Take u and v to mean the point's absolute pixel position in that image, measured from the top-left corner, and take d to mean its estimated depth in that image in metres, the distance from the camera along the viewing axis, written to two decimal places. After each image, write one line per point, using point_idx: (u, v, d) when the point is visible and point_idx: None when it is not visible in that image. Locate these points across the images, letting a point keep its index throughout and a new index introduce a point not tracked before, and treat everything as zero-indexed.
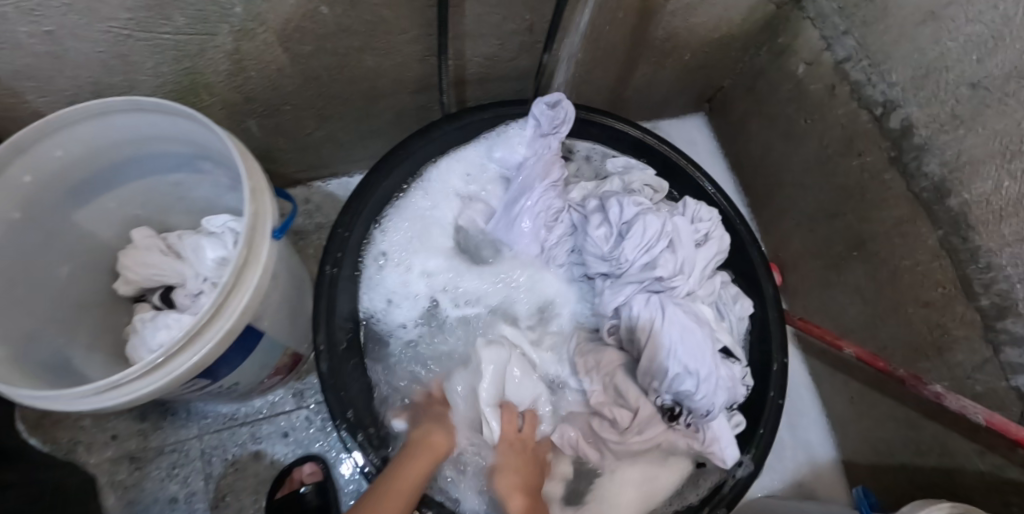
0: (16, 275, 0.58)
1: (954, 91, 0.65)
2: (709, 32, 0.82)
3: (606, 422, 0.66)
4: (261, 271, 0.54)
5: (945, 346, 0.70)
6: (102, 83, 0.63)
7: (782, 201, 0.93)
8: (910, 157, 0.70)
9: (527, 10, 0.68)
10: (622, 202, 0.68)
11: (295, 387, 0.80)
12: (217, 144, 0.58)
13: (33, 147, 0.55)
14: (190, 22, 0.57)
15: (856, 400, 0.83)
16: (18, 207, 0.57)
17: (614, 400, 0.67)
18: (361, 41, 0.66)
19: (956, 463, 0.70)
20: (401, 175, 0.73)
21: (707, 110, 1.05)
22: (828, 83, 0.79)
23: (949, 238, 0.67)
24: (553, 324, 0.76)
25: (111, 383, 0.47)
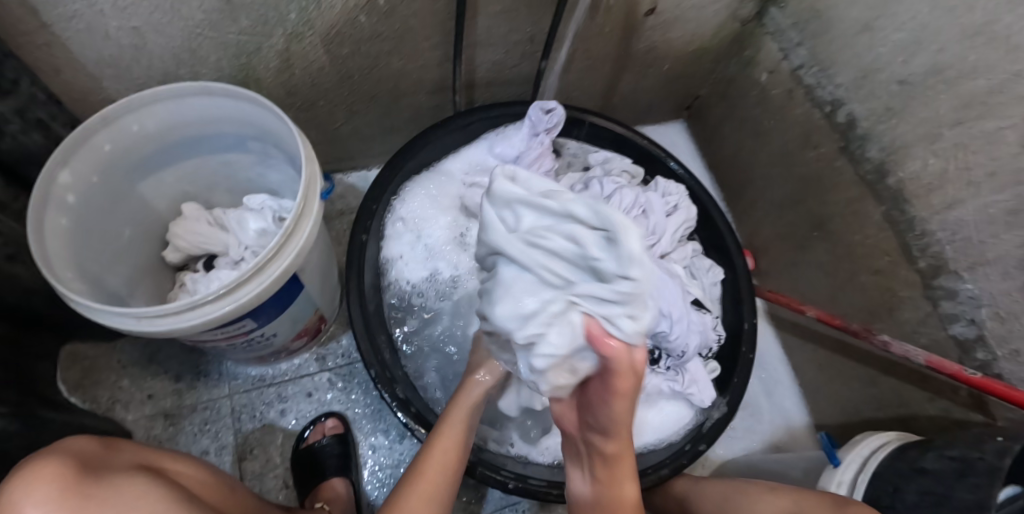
0: (91, 231, 0.68)
1: (886, 88, 0.77)
2: (684, 45, 0.95)
3: None
4: (312, 224, 0.65)
5: (894, 307, 0.81)
6: (170, 74, 0.74)
7: (753, 194, 1.05)
8: (856, 145, 0.83)
9: (530, 22, 0.80)
10: (603, 181, 0.80)
11: (318, 352, 0.88)
12: (270, 124, 0.69)
13: (118, 121, 0.65)
14: (252, 24, 0.68)
15: (822, 366, 0.93)
16: (97, 172, 0.67)
17: None
18: (389, 46, 0.78)
19: (910, 411, 0.78)
20: (420, 160, 0.84)
21: (686, 117, 1.18)
22: (787, 88, 0.92)
23: (891, 212, 0.79)
24: None
25: (190, 305, 0.57)
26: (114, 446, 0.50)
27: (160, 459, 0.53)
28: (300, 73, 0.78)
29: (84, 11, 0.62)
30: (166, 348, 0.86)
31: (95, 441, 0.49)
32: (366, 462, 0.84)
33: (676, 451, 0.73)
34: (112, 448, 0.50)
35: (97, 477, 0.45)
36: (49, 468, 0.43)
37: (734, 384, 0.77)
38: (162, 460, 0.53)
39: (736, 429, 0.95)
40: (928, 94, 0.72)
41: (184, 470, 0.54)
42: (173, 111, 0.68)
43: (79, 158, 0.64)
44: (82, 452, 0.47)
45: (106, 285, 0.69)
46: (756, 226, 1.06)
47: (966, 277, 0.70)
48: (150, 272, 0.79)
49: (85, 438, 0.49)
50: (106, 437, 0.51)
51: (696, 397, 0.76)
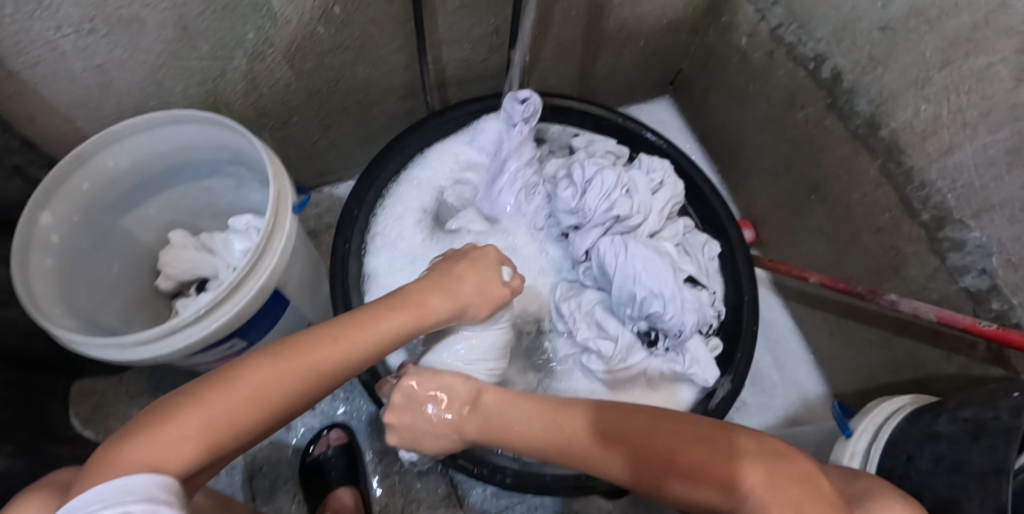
0: (79, 266, 0.70)
1: (868, 36, 0.73)
2: (658, 19, 0.92)
3: (594, 355, 0.74)
4: (286, 237, 0.64)
5: (901, 265, 0.77)
6: (141, 108, 0.75)
7: (746, 164, 1.02)
8: (844, 101, 0.79)
9: (491, 14, 0.79)
10: (584, 164, 0.77)
11: None
12: (239, 143, 0.69)
13: (92, 157, 0.66)
14: (212, 49, 0.69)
15: (833, 333, 0.89)
16: (77, 211, 0.68)
17: (597, 334, 0.74)
18: (352, 55, 0.77)
19: (927, 373, 0.75)
20: (398, 164, 0.83)
21: (672, 92, 1.14)
22: (767, 50, 0.88)
23: (887, 166, 0.75)
24: (533, 283, 0.82)
25: (169, 329, 0.58)
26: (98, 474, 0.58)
27: None
28: (268, 92, 0.78)
29: (46, 56, 0.63)
30: (171, 376, 0.88)
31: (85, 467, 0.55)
32: (374, 471, 0.83)
33: None
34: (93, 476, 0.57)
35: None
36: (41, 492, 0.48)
37: (738, 360, 0.74)
38: None
39: (750, 405, 0.92)
40: (911, 37, 0.68)
41: None
42: (146, 142, 0.70)
43: (58, 200, 0.65)
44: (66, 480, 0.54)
45: (100, 319, 0.71)
46: (752, 196, 1.03)
47: (972, 226, 0.66)
48: (146, 302, 0.80)
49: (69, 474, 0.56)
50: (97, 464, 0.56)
51: (698, 376, 0.73)
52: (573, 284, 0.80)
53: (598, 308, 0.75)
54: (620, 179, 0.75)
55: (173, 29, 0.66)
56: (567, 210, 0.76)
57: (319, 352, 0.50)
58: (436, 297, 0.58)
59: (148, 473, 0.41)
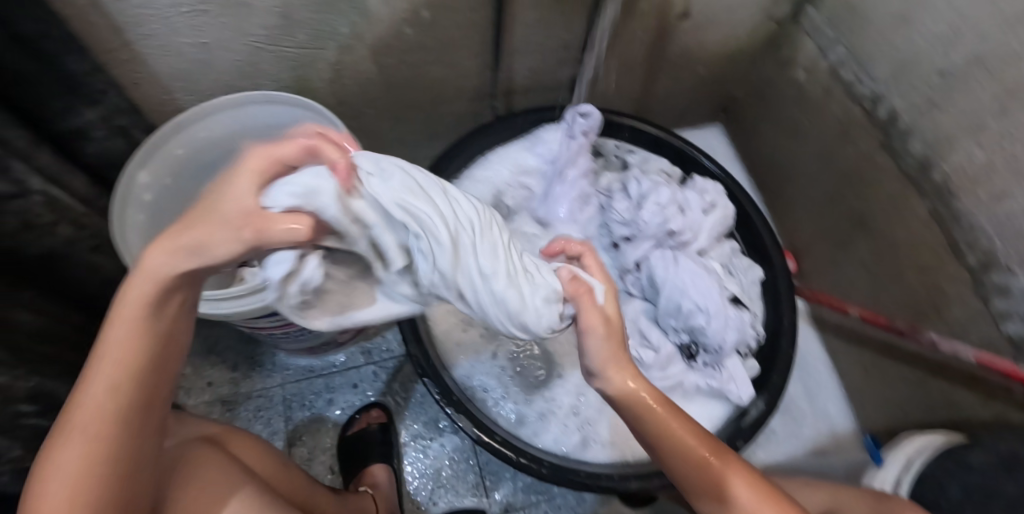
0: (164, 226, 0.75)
1: (927, 80, 0.76)
2: (719, 47, 0.96)
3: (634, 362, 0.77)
4: None
5: (942, 305, 0.78)
6: (234, 86, 0.81)
7: (793, 195, 1.04)
8: (897, 141, 0.81)
9: (563, 29, 0.83)
10: (640, 179, 0.81)
11: (364, 346, 0.90)
12: (321, 127, 0.75)
13: (188, 126, 0.72)
14: (308, 39, 0.75)
15: (868, 369, 0.90)
16: (169, 174, 0.74)
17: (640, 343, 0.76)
18: (431, 56, 0.83)
19: (962, 415, 0.75)
20: (463, 163, 0.88)
21: (724, 120, 1.17)
22: (825, 86, 0.91)
23: (936, 207, 0.77)
24: None
25: (248, 291, 0.62)
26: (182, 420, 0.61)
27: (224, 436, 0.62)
28: (350, 83, 0.83)
29: (160, 31, 0.69)
30: (224, 339, 0.91)
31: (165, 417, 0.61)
32: (409, 450, 0.86)
33: None
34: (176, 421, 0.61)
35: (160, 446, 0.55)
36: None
37: (773, 381, 0.76)
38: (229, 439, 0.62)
39: (779, 432, 0.93)
40: (969, 84, 0.71)
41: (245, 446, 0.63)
42: (236, 118, 0.75)
43: (154, 161, 0.71)
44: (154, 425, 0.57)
45: None
46: (797, 227, 1.05)
47: (1016, 272, 0.67)
48: None
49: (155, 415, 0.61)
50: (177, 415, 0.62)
51: (733, 393, 0.74)
52: (619, 293, 0.83)
53: (639, 316, 0.78)
54: (674, 197, 0.79)
55: (276, 17, 0.71)
56: (619, 220, 0.80)
57: (112, 346, 0.42)
58: (162, 265, 0.41)
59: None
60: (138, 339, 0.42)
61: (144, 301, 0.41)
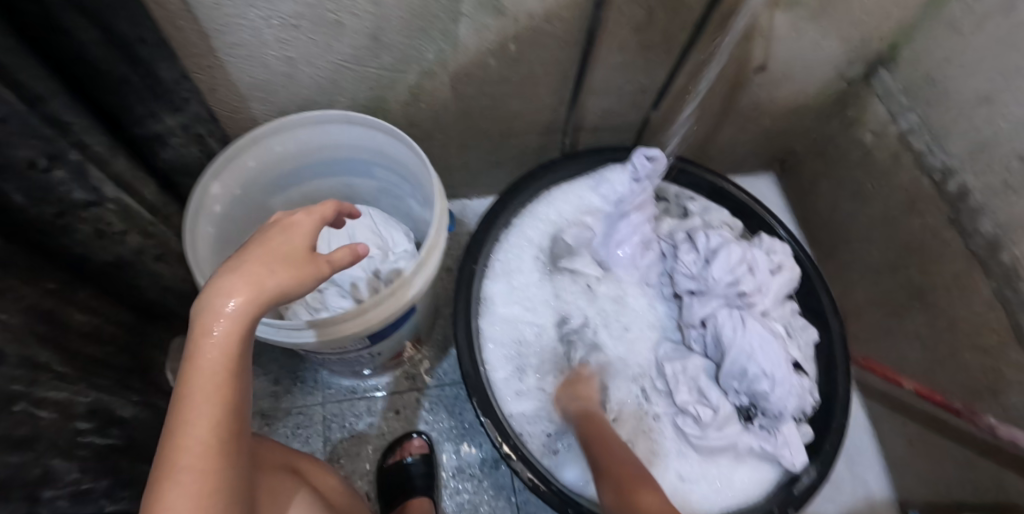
0: (227, 238, 0.73)
1: (1006, 162, 0.76)
2: (789, 102, 0.96)
3: (689, 419, 0.76)
4: (440, 254, 0.66)
5: (1000, 389, 0.77)
6: (310, 100, 0.80)
7: (848, 255, 1.04)
8: (967, 218, 0.81)
9: (643, 73, 0.82)
10: (709, 233, 0.80)
11: (410, 372, 0.90)
12: (398, 154, 0.74)
13: (265, 140, 0.71)
14: (392, 62, 0.74)
15: (912, 441, 0.90)
16: (239, 186, 0.72)
17: (698, 400, 0.76)
18: (510, 88, 0.82)
19: (1010, 500, 0.75)
20: (528, 197, 0.86)
21: (779, 170, 1.17)
22: (893, 152, 0.91)
23: (1002, 290, 0.76)
24: (636, 334, 0.84)
25: (327, 321, 0.61)
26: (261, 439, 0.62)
27: (300, 463, 0.64)
28: (425, 107, 0.82)
29: (248, 41, 0.68)
30: (268, 352, 0.90)
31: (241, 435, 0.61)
32: (447, 483, 0.84)
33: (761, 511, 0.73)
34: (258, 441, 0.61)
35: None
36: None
37: (825, 451, 0.75)
38: (301, 463, 0.63)
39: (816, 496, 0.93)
40: None
41: (317, 475, 0.64)
42: (312, 136, 0.74)
43: (227, 173, 0.70)
44: None
45: None
46: (848, 288, 1.05)
47: None
48: None
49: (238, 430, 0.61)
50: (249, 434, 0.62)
51: (789, 460, 0.74)
52: (678, 346, 0.82)
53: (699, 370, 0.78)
54: (746, 253, 0.78)
55: (366, 39, 0.70)
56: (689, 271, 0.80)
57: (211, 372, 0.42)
58: (234, 299, 0.43)
59: None
60: (228, 367, 0.42)
61: (226, 335, 0.42)
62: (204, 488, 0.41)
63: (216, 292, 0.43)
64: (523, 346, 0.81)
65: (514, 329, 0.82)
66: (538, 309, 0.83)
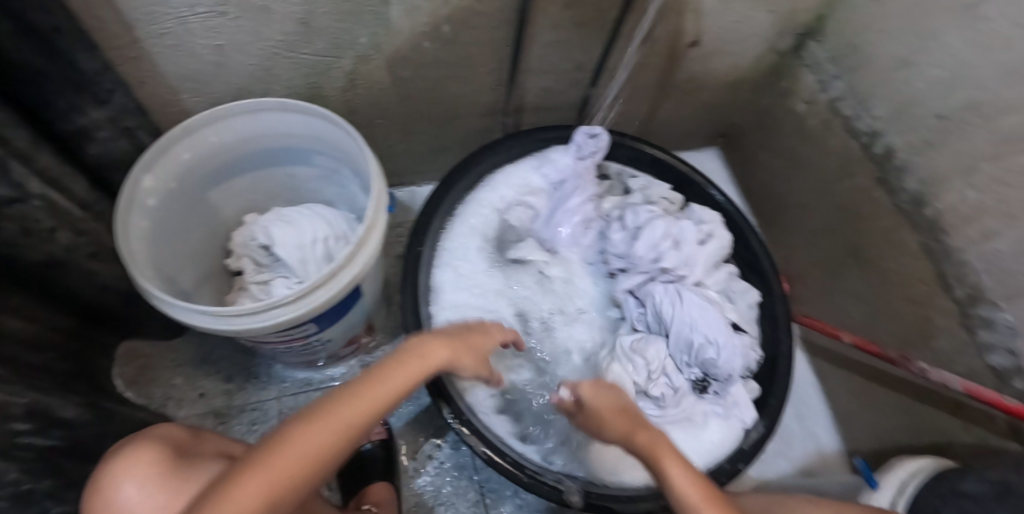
0: (166, 234, 0.72)
1: (925, 122, 0.80)
2: (724, 76, 0.99)
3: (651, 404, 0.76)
4: (380, 235, 0.67)
5: (930, 335, 0.82)
6: (244, 90, 0.79)
7: (789, 221, 1.08)
8: (893, 176, 0.85)
9: (579, 51, 0.84)
10: (637, 210, 0.83)
11: (365, 360, 0.90)
12: (335, 140, 0.73)
13: (198, 130, 0.70)
14: (325, 47, 0.74)
15: (856, 393, 0.94)
16: (174, 179, 0.71)
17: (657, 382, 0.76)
18: (448, 70, 0.82)
19: (946, 439, 0.79)
20: (471, 180, 0.87)
21: (721, 144, 1.20)
22: (824, 119, 0.95)
23: (927, 242, 0.81)
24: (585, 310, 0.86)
25: (268, 307, 0.61)
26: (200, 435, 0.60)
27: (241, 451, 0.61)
28: (363, 93, 0.82)
29: (174, 30, 0.67)
30: (220, 349, 0.90)
31: (185, 431, 0.58)
32: (409, 468, 0.84)
33: (715, 468, 0.75)
34: (197, 436, 0.59)
35: (183, 459, 0.53)
36: (146, 452, 0.52)
37: (772, 406, 0.78)
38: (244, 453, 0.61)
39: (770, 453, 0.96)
40: (966, 129, 0.75)
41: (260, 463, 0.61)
42: (247, 126, 0.73)
43: (159, 166, 0.68)
44: (175, 439, 0.56)
45: (176, 285, 0.74)
46: (790, 253, 1.09)
47: (1003, 307, 0.72)
48: (212, 277, 0.82)
49: (177, 427, 0.58)
50: (195, 430, 0.60)
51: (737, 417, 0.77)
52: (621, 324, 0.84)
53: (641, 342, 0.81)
54: (674, 225, 0.82)
55: (296, 24, 0.70)
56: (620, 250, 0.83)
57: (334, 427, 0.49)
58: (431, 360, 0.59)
59: None
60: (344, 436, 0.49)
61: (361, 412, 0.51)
62: (278, 487, 0.45)
63: (446, 353, 0.61)
64: (475, 328, 0.82)
65: (462, 312, 0.81)
66: (487, 290, 0.84)
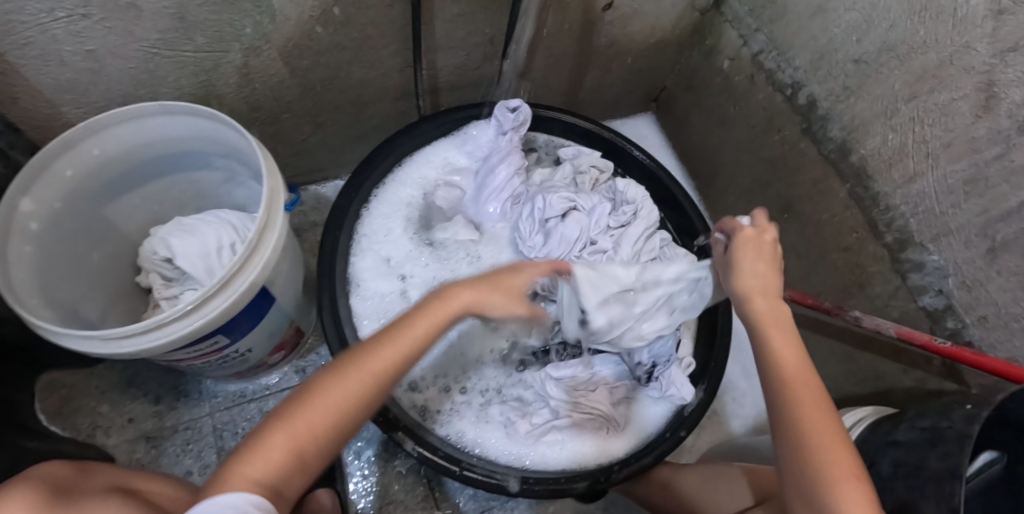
0: (60, 258, 0.68)
1: (842, 67, 0.78)
2: (646, 38, 0.96)
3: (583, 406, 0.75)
4: (278, 235, 0.64)
5: (865, 282, 0.82)
6: (130, 96, 0.74)
7: (723, 182, 1.07)
8: (818, 126, 0.84)
9: (487, 24, 0.81)
10: (547, 199, 0.79)
11: (298, 365, 0.87)
12: (229, 140, 0.70)
13: (78, 143, 0.65)
14: (209, 41, 0.69)
15: (802, 346, 0.94)
16: (62, 198, 0.67)
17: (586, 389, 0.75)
18: (350, 55, 0.79)
19: (888, 386, 0.80)
20: (390, 164, 0.84)
21: (654, 109, 1.18)
22: (748, 74, 0.93)
23: (855, 190, 0.80)
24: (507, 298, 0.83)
25: (156, 324, 0.56)
26: (87, 469, 0.55)
27: (137, 482, 0.56)
28: (261, 87, 0.78)
29: (36, 39, 0.62)
30: (145, 371, 0.86)
31: (67, 466, 0.53)
32: (354, 470, 0.83)
33: (657, 439, 0.73)
34: (82, 471, 0.54)
35: (63, 501, 0.48)
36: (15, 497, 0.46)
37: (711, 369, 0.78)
38: (140, 483, 0.56)
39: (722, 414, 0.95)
40: (882, 71, 0.73)
41: (161, 490, 0.57)
42: (133, 133, 0.69)
43: (40, 185, 0.64)
44: (56, 477, 0.51)
45: (79, 309, 0.69)
46: (727, 213, 1.08)
47: (931, 249, 0.72)
48: (123, 297, 0.78)
49: (57, 464, 0.53)
50: (79, 464, 0.55)
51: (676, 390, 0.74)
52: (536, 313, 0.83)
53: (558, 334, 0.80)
54: (583, 219, 0.79)
55: (171, 19, 0.65)
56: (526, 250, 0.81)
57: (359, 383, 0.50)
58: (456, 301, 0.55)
59: (250, 490, 0.44)
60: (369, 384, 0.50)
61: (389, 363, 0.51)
62: (306, 436, 0.48)
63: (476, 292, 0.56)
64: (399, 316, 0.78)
65: (387, 302, 0.79)
66: (412, 277, 0.81)
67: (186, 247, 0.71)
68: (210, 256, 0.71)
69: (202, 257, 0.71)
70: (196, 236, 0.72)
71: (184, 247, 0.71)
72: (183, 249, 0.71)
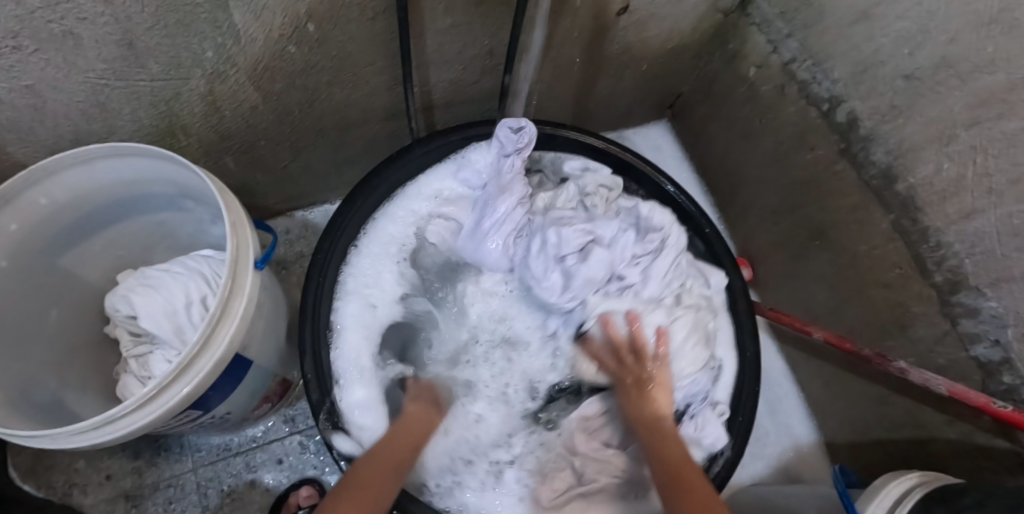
0: (10, 322, 0.60)
1: (890, 83, 0.68)
2: (663, 43, 0.86)
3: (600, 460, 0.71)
4: (246, 299, 0.57)
5: (907, 324, 0.73)
6: (83, 131, 0.65)
7: (744, 200, 0.98)
8: (858, 148, 0.74)
9: (484, 35, 0.71)
10: (563, 233, 0.70)
11: (286, 414, 0.81)
12: (194, 184, 0.62)
13: (19, 196, 0.57)
14: (164, 69, 0.60)
15: (830, 383, 0.87)
16: (7, 255, 0.59)
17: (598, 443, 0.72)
18: (330, 75, 0.69)
19: (928, 433, 0.72)
20: (380, 197, 0.75)
21: (669, 116, 1.09)
22: (777, 84, 0.83)
23: (900, 221, 0.71)
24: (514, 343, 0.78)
25: (105, 419, 0.49)
26: None
27: None
28: (231, 115, 0.69)
29: None
30: None
31: None
32: None
33: None
34: None
35: None
36: None
37: (738, 424, 0.70)
38: None
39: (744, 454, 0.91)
40: (939, 90, 0.63)
41: None
42: (85, 179, 0.60)
43: None
44: None
45: (38, 375, 0.62)
46: (750, 233, 0.99)
47: (989, 294, 0.63)
48: (90, 352, 0.71)
49: None
50: None
51: (705, 440, 0.68)
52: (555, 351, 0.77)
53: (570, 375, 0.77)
54: (605, 255, 0.71)
55: (117, 47, 0.56)
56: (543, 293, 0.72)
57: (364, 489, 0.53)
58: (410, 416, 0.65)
59: None
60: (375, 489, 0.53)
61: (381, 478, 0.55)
62: None
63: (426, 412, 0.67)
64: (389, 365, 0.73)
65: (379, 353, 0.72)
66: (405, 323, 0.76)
67: (149, 305, 0.64)
68: (178, 314, 0.63)
69: (167, 316, 0.63)
70: (161, 291, 0.64)
71: (148, 304, 0.64)
72: (147, 307, 0.64)
